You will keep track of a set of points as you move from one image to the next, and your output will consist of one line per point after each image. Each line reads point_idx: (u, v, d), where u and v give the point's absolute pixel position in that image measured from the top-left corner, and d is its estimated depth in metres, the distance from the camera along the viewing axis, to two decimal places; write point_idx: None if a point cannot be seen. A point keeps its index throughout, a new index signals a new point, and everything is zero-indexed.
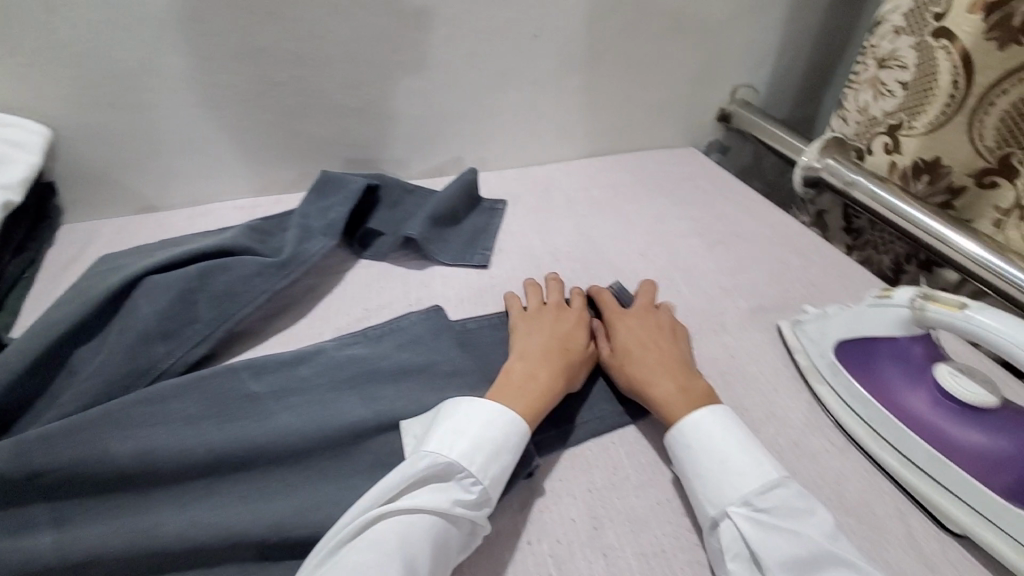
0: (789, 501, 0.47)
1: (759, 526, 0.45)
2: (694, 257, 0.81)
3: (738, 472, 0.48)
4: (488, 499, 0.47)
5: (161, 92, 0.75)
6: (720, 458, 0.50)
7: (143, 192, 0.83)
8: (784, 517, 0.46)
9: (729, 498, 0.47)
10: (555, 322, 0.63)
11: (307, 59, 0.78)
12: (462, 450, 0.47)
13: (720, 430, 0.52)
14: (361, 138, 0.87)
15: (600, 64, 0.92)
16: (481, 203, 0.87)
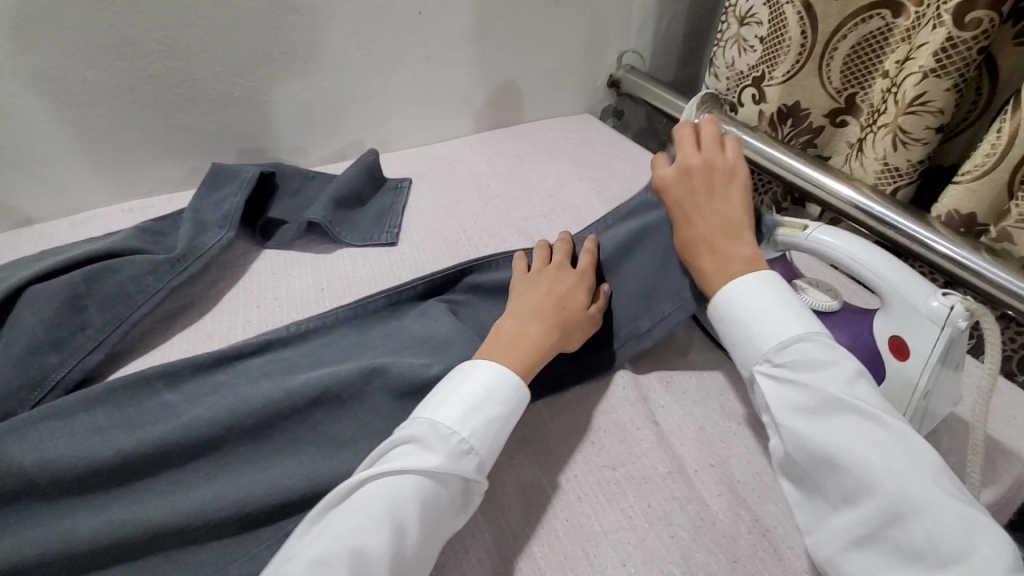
0: (811, 355, 0.44)
1: (774, 381, 0.45)
2: (594, 213, 0.85)
3: (769, 331, 0.46)
4: (485, 458, 0.45)
5: (22, 95, 0.71)
6: (749, 319, 0.47)
7: (18, 204, 0.78)
8: (807, 369, 0.43)
9: (754, 355, 0.47)
10: (553, 275, 0.59)
11: (180, 49, 0.75)
12: (456, 411, 0.45)
13: (746, 296, 0.48)
14: (253, 128, 0.86)
15: (489, 37, 0.94)
16: (385, 184, 0.87)
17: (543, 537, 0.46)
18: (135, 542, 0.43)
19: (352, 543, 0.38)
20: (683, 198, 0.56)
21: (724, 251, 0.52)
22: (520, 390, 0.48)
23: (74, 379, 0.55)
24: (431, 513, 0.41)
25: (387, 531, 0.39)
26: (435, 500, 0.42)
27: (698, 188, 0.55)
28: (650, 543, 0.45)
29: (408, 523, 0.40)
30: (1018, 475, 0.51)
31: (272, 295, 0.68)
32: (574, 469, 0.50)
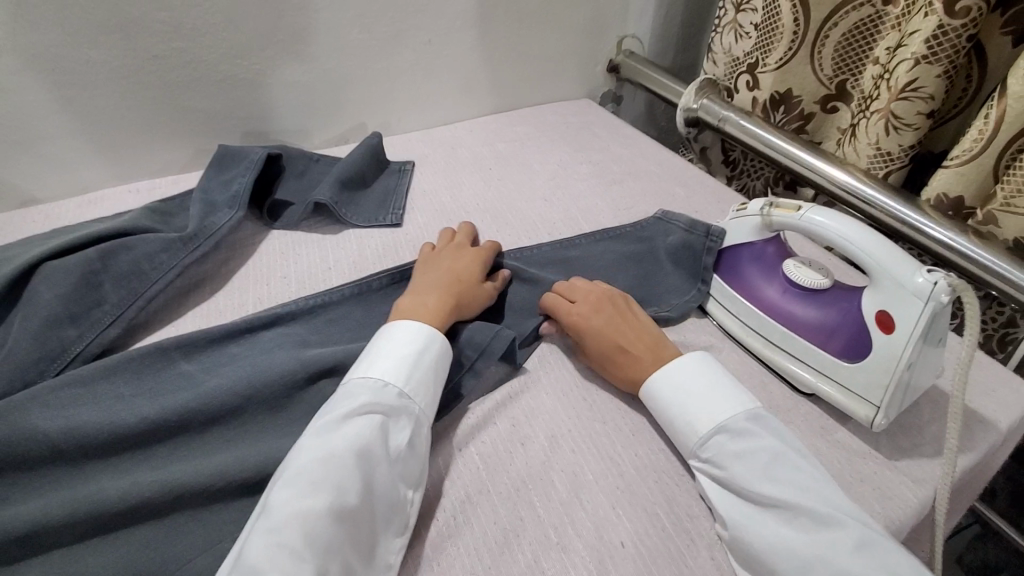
0: (729, 447, 0.46)
1: (709, 475, 0.47)
2: (594, 197, 0.86)
3: (696, 427, 0.49)
4: (412, 388, 0.49)
5: (29, 74, 0.72)
6: (675, 415, 0.50)
7: (26, 183, 0.79)
8: (734, 461, 0.46)
9: (687, 453, 0.49)
10: (460, 255, 0.65)
11: (185, 30, 0.76)
12: (389, 367, 0.49)
13: (665, 390, 0.51)
14: (258, 110, 0.87)
15: (490, 21, 0.95)
16: (389, 166, 0.89)
17: (544, 491, 0.48)
18: (163, 501, 0.45)
19: (295, 489, 0.40)
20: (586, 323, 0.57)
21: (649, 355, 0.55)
22: (436, 333, 0.53)
23: (91, 351, 0.57)
24: (371, 444, 0.44)
25: (328, 467, 0.41)
26: (372, 432, 0.44)
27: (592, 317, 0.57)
28: (636, 488, 0.48)
29: (347, 456, 0.42)
30: (994, 441, 0.54)
31: (282, 274, 0.69)
32: (573, 427, 0.53)
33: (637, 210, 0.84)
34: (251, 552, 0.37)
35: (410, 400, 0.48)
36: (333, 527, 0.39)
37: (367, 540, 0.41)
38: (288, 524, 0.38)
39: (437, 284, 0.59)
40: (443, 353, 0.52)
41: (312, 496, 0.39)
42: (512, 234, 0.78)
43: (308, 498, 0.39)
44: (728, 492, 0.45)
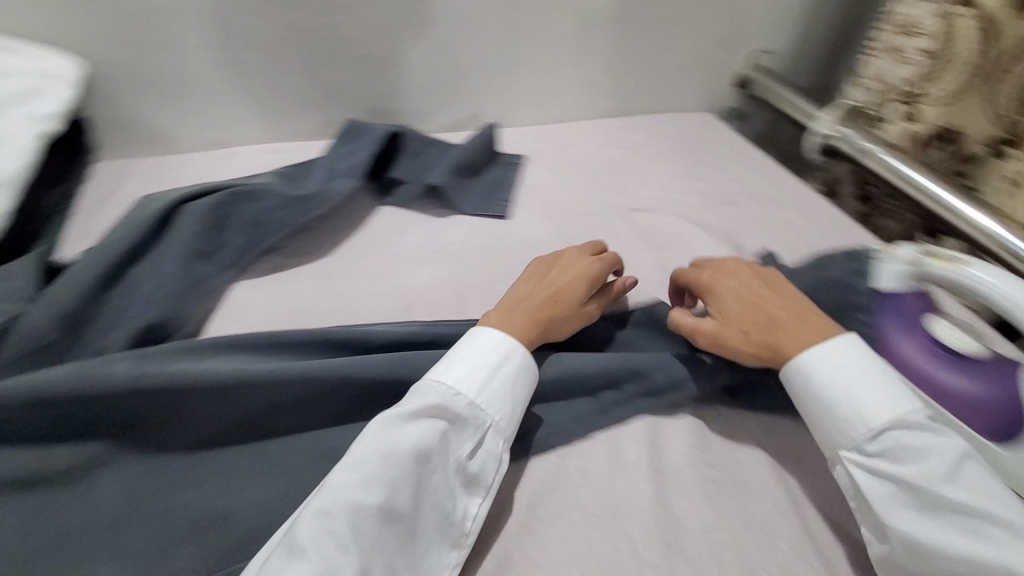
0: (905, 441, 0.44)
1: (868, 471, 0.44)
2: (708, 215, 0.82)
3: (861, 419, 0.45)
4: (485, 400, 0.47)
5: (191, 34, 0.76)
6: (827, 402, 0.47)
7: (171, 135, 0.84)
8: (911, 459, 0.43)
9: (843, 442, 0.46)
10: (564, 257, 0.60)
11: (333, 5, 0.79)
12: (467, 372, 0.48)
13: (830, 371, 0.47)
14: (383, 88, 0.89)
15: (620, 22, 0.93)
16: (500, 157, 0.88)
17: (643, 526, 0.45)
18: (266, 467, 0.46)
19: (352, 477, 0.40)
20: (722, 287, 0.54)
21: (806, 326, 0.50)
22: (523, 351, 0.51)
23: (213, 296, 0.60)
24: (430, 449, 0.43)
25: (385, 463, 0.41)
26: (435, 435, 0.44)
27: (731, 283, 0.54)
28: (745, 546, 0.45)
29: (405, 456, 0.42)
30: None
31: (389, 250, 0.71)
32: (678, 463, 0.50)
33: (749, 234, 0.79)
34: (302, 533, 0.37)
35: (483, 412, 0.47)
36: (380, 526, 0.39)
37: (411, 543, 0.41)
38: (337, 514, 0.38)
39: (529, 291, 0.56)
40: (528, 368, 0.50)
41: (365, 490, 0.39)
42: (614, 241, 0.76)
43: (360, 490, 0.39)
44: (897, 490, 0.43)
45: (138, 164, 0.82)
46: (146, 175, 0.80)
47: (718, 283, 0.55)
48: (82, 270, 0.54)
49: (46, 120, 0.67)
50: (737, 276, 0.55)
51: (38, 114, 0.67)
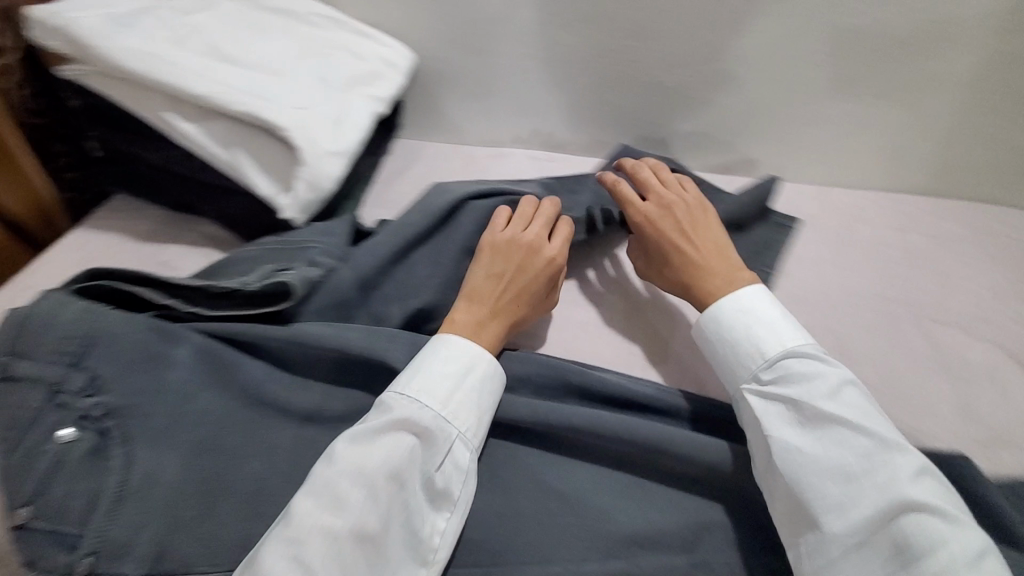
0: (789, 367, 0.51)
1: (759, 393, 0.51)
2: None
3: (739, 354, 0.54)
4: (448, 411, 0.49)
5: (508, 41, 0.81)
6: (735, 347, 0.54)
7: (460, 126, 0.92)
8: (794, 381, 0.50)
9: (739, 370, 0.54)
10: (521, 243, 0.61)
11: (645, 31, 0.77)
12: (435, 390, 0.49)
13: (733, 302, 0.56)
14: (664, 122, 0.85)
15: (980, 91, 0.74)
16: (770, 215, 0.78)
17: None
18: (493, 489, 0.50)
19: (318, 502, 0.43)
20: (661, 216, 0.64)
21: (709, 263, 0.60)
22: (480, 351, 0.52)
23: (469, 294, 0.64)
24: (402, 467, 0.45)
25: (364, 486, 0.43)
26: (399, 459, 0.45)
27: (678, 214, 0.64)
28: None
29: (378, 477, 0.44)
30: None
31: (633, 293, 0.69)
32: None
33: None
34: (275, 562, 0.40)
35: (445, 423, 0.48)
36: (350, 547, 0.42)
37: (383, 563, 0.43)
38: (308, 537, 0.41)
39: (490, 288, 0.58)
40: (484, 376, 0.52)
41: (334, 513, 0.42)
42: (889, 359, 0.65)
43: (330, 514, 0.42)
44: (787, 414, 0.49)
45: (428, 146, 0.93)
46: (432, 159, 0.90)
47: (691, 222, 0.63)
48: (384, 244, 0.61)
49: (382, 100, 0.77)
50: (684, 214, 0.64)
51: (378, 94, 0.77)
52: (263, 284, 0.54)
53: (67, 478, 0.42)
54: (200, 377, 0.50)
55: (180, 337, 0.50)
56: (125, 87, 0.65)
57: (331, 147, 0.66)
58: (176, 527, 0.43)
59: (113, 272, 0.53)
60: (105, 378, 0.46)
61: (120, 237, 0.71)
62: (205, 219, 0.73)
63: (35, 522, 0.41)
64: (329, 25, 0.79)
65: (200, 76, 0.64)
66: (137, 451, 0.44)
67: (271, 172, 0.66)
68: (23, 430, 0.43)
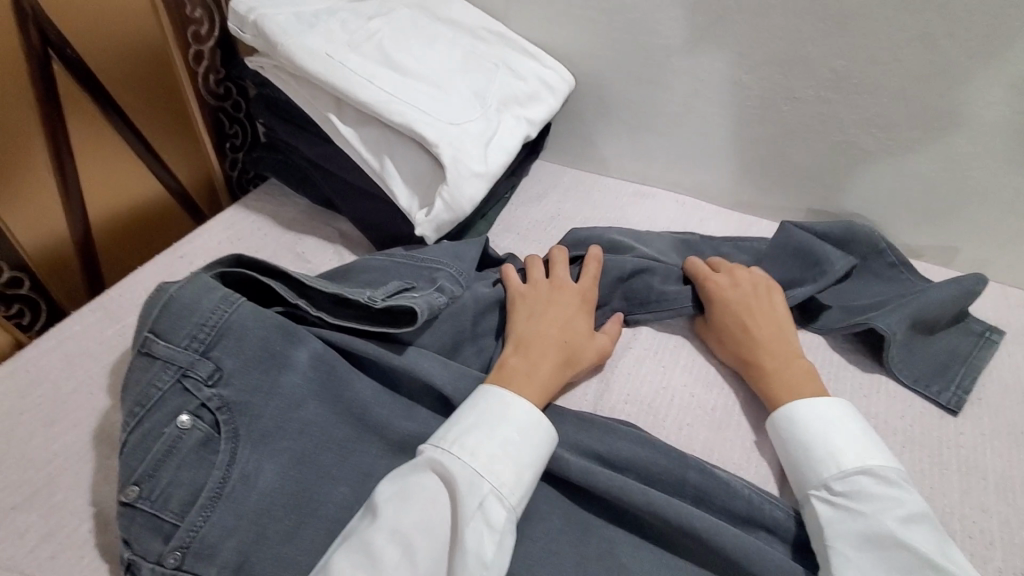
0: (866, 484, 0.45)
1: (832, 507, 0.46)
2: None
3: (812, 462, 0.48)
4: (483, 463, 0.43)
5: (679, 76, 0.74)
6: (804, 453, 0.49)
7: (606, 157, 0.87)
8: (866, 501, 0.45)
9: (811, 479, 0.48)
10: (565, 290, 0.59)
11: (846, 83, 0.66)
12: (472, 440, 0.44)
13: (819, 408, 0.51)
14: (846, 188, 0.74)
15: None
16: (969, 322, 0.66)
17: None
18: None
19: (352, 557, 0.38)
20: (730, 290, 0.60)
21: (770, 343, 0.56)
22: (523, 401, 0.47)
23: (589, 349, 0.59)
24: (434, 525, 0.40)
25: (397, 544, 0.39)
26: (435, 514, 0.40)
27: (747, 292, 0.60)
28: None
29: (410, 534, 0.39)
30: None
31: None
32: None
33: None
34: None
35: (479, 477, 0.42)
36: None
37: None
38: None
39: (529, 333, 0.54)
40: (527, 428, 0.46)
41: (367, 571, 0.37)
42: None
43: (362, 572, 0.38)
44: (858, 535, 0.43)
45: (567, 172, 0.89)
46: (569, 187, 0.86)
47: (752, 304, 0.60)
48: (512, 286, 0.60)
49: (533, 124, 0.74)
50: (749, 292, 0.61)
51: (531, 117, 0.74)
52: (388, 303, 0.52)
53: (178, 464, 0.43)
54: (313, 385, 0.49)
55: (303, 338, 0.50)
56: (299, 83, 0.68)
57: (476, 168, 0.64)
58: (263, 539, 0.42)
59: (259, 262, 0.54)
60: (227, 371, 0.46)
61: (268, 220, 0.74)
62: (343, 217, 0.75)
63: (141, 502, 0.42)
64: (494, 41, 0.78)
65: (367, 82, 0.65)
66: (243, 450, 0.44)
67: (413, 185, 0.65)
68: (150, 407, 0.45)
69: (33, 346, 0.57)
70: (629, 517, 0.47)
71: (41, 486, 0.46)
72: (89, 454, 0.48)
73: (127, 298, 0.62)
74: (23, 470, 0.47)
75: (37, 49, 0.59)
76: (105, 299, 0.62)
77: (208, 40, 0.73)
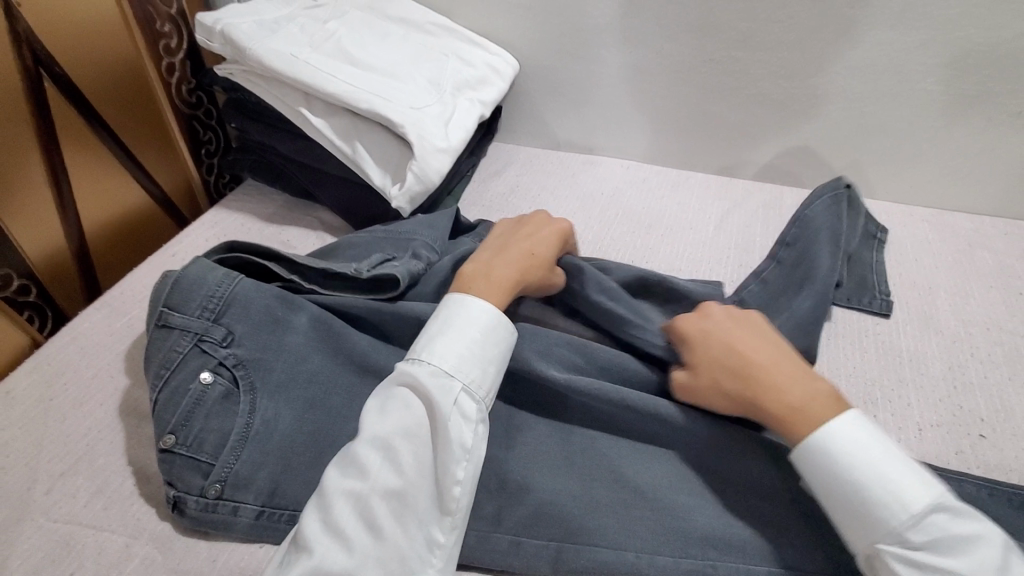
0: (943, 529, 0.40)
1: (913, 566, 0.40)
2: None
3: (872, 512, 0.42)
4: (452, 365, 0.50)
5: (611, 50, 0.83)
6: (856, 500, 0.42)
7: (554, 132, 0.95)
8: (946, 557, 0.39)
9: (877, 534, 0.41)
10: (533, 222, 0.65)
11: (753, 42, 0.76)
12: (440, 349, 0.50)
13: (860, 447, 0.43)
14: (767, 134, 0.84)
15: None
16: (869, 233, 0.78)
17: None
18: (563, 466, 0.52)
19: (342, 470, 0.45)
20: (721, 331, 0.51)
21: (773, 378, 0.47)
22: (484, 304, 0.53)
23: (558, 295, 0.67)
24: (416, 427, 0.47)
25: (380, 449, 0.46)
26: (412, 417, 0.47)
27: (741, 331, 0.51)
28: None
29: (393, 438, 0.46)
30: None
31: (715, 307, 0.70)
32: None
33: None
34: (308, 526, 0.43)
35: (450, 378, 0.49)
36: (383, 504, 0.44)
37: (414, 515, 0.45)
38: (335, 502, 0.43)
39: (495, 253, 0.60)
40: (486, 330, 0.52)
41: (356, 478, 0.44)
42: (991, 393, 0.61)
43: (351, 479, 0.44)
44: None
45: (522, 150, 0.97)
46: (525, 162, 0.94)
47: (736, 335, 0.50)
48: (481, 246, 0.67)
49: (485, 104, 0.82)
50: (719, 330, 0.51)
51: (483, 99, 0.82)
52: (374, 272, 0.59)
53: (206, 414, 0.48)
54: (315, 341, 0.55)
55: (300, 305, 0.56)
56: (268, 85, 0.74)
57: (439, 144, 0.71)
58: (291, 469, 0.48)
59: (251, 247, 0.59)
60: (238, 333, 0.52)
61: (249, 216, 0.80)
62: (320, 206, 0.81)
63: (178, 448, 0.47)
64: (442, 33, 0.85)
65: (331, 76, 0.72)
66: (260, 400, 0.50)
67: (383, 164, 0.72)
68: (173, 369, 0.50)
69: (48, 346, 0.62)
70: (608, 417, 0.55)
71: (83, 455, 0.52)
72: (121, 425, 0.54)
73: (129, 295, 0.67)
74: (65, 445, 0.53)
75: (30, 68, 0.63)
76: (108, 298, 0.67)
77: (178, 53, 0.79)
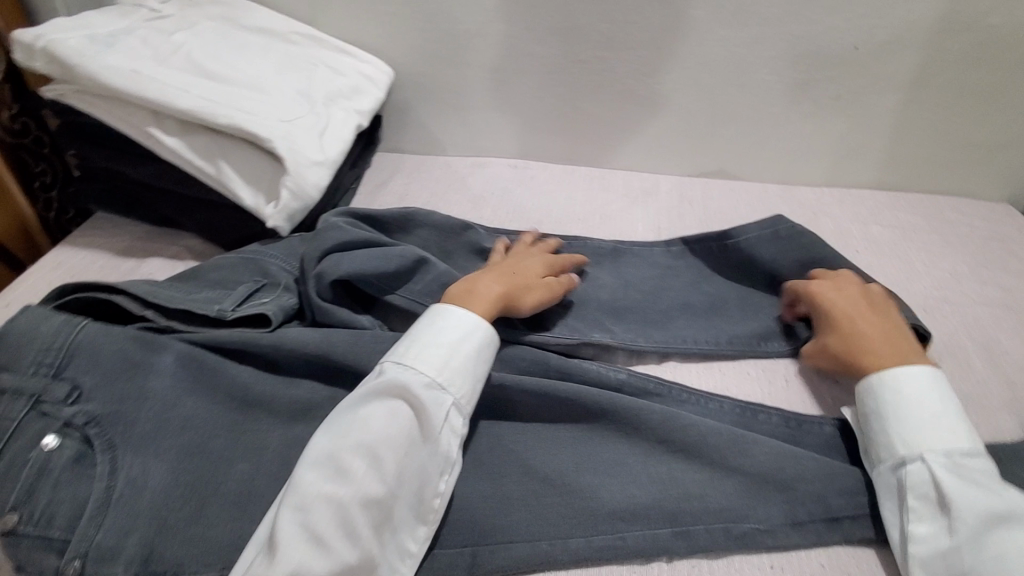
0: (983, 467, 0.47)
1: (947, 474, 0.46)
2: (977, 336, 0.69)
3: (930, 429, 0.49)
4: (445, 376, 0.49)
5: (483, 54, 0.84)
6: (921, 414, 0.49)
7: (438, 137, 0.94)
8: (983, 480, 0.46)
9: (924, 448, 0.48)
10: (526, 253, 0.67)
11: (614, 42, 0.80)
12: (435, 359, 0.49)
13: (944, 396, 0.51)
14: (637, 127, 0.89)
15: (922, 92, 0.81)
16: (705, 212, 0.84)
17: None
18: (473, 465, 0.52)
19: (323, 472, 0.42)
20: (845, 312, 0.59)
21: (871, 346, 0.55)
22: (475, 321, 0.53)
23: None
24: (403, 435, 0.45)
25: (364, 454, 0.43)
26: (400, 421, 0.45)
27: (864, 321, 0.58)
28: None
29: (378, 446, 0.44)
30: None
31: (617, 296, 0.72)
32: None
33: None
34: (284, 529, 0.40)
35: (442, 389, 0.48)
36: (359, 514, 0.41)
37: (390, 525, 0.43)
38: (313, 507, 0.41)
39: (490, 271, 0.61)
40: (476, 337, 0.52)
41: (334, 482, 0.42)
42: None
43: (331, 482, 0.42)
44: (969, 507, 0.44)
45: (407, 157, 0.95)
46: (412, 170, 0.92)
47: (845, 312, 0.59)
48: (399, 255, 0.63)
49: (362, 114, 0.79)
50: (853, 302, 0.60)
51: (358, 108, 0.79)
52: (240, 311, 0.57)
53: (53, 486, 0.43)
54: (182, 384, 0.51)
55: (163, 345, 0.52)
56: (107, 104, 0.66)
57: (314, 157, 0.68)
58: (165, 531, 0.44)
59: (104, 285, 0.55)
60: (86, 388, 0.47)
61: (103, 251, 0.72)
62: (187, 232, 0.74)
63: (22, 528, 0.42)
64: (308, 43, 0.81)
65: (183, 91, 0.66)
66: (124, 457, 0.45)
67: (256, 183, 0.67)
68: (8, 438, 0.44)
69: None
70: (509, 408, 0.55)
71: None
72: None
73: None
74: None
75: None
76: None
77: None
